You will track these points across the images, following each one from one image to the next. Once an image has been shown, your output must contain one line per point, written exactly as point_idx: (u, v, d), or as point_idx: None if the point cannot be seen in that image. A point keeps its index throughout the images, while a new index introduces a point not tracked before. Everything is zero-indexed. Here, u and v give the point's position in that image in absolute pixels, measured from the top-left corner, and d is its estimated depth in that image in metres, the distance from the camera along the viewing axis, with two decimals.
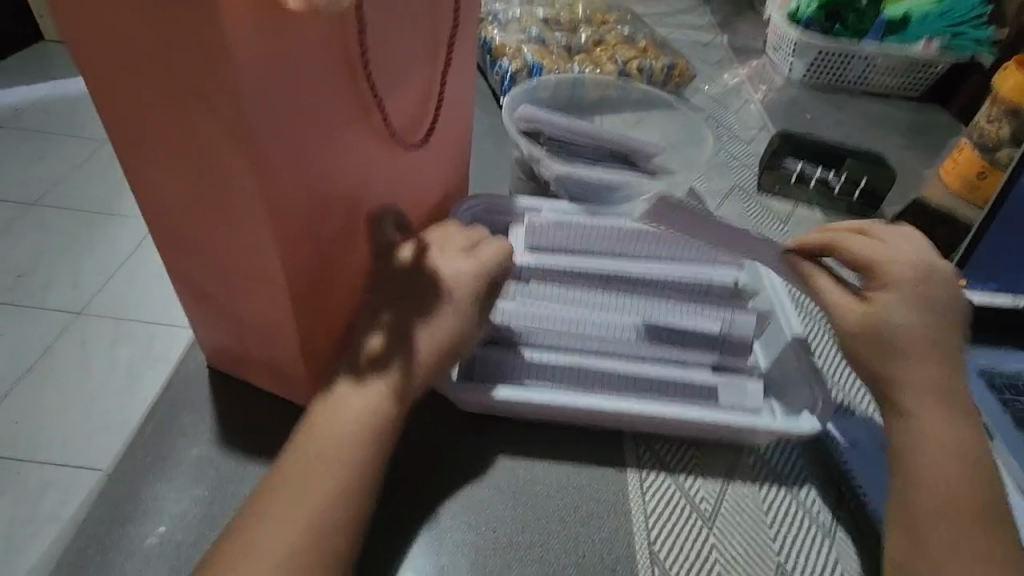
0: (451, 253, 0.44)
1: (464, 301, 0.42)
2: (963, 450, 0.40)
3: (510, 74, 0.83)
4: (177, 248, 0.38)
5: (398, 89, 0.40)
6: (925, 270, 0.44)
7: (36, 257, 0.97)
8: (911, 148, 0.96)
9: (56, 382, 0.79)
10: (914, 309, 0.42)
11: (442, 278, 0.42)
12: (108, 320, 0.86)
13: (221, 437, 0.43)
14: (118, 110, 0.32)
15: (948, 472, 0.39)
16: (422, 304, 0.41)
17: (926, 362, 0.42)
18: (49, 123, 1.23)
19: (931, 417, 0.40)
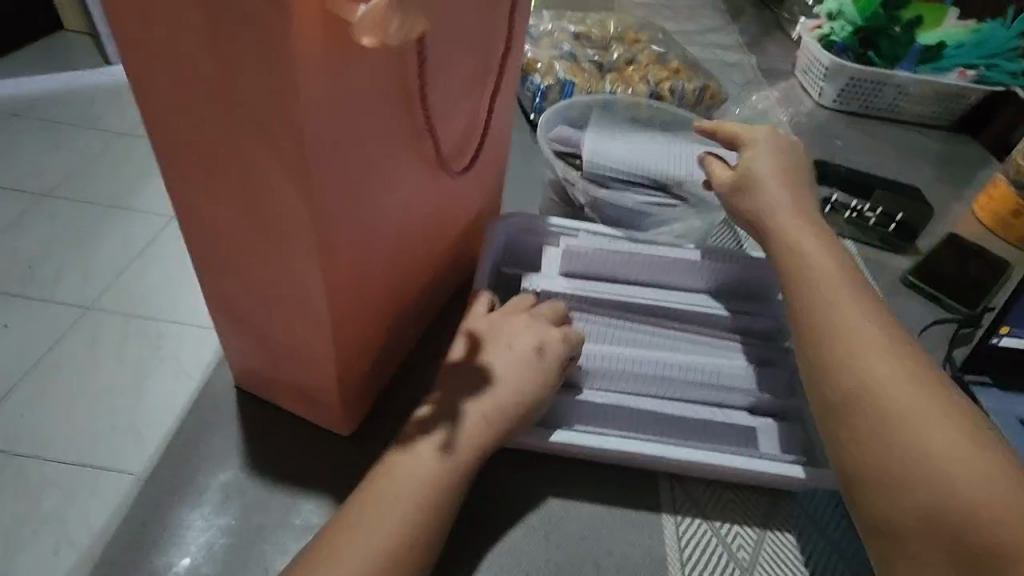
0: (530, 315, 0.45)
1: (540, 352, 0.42)
2: (909, 374, 0.38)
3: (541, 90, 0.82)
4: (217, 270, 0.37)
5: (449, 115, 0.39)
6: (808, 207, 0.50)
7: (50, 250, 0.96)
8: (942, 180, 0.94)
9: (63, 378, 0.77)
10: (800, 237, 0.47)
11: (523, 339, 0.43)
12: (115, 316, 0.84)
13: (249, 461, 0.42)
14: (171, 132, 0.31)
15: (904, 400, 0.37)
16: (505, 364, 0.42)
17: (834, 284, 0.43)
18: (67, 115, 1.22)
19: (874, 358, 0.39)
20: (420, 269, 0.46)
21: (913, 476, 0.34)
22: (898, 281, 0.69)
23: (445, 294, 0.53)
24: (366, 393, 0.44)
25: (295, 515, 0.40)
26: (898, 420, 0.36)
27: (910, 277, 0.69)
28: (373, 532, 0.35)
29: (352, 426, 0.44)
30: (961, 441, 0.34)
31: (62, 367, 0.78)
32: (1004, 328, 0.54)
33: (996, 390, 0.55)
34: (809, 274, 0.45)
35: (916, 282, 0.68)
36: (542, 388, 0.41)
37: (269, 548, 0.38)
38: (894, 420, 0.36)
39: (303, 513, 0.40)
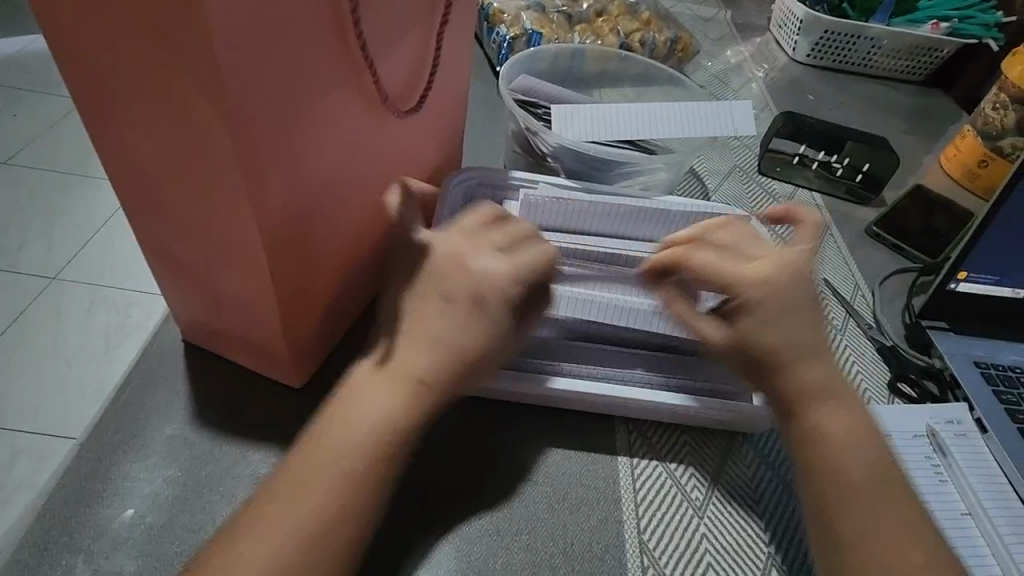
0: (474, 250, 0.40)
1: (478, 304, 0.37)
2: (860, 445, 0.38)
3: (508, 42, 0.80)
4: (148, 216, 0.36)
5: (390, 52, 0.37)
6: (783, 277, 0.41)
7: (6, 217, 0.93)
8: (913, 134, 0.94)
9: (28, 348, 0.76)
10: (779, 323, 0.40)
11: (465, 279, 0.38)
12: (81, 286, 0.83)
13: (198, 414, 0.41)
14: (78, 62, 0.29)
15: (852, 475, 0.37)
16: (443, 317, 0.37)
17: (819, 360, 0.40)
18: (18, 78, 1.17)
19: (837, 422, 0.39)
20: (371, 219, 0.44)
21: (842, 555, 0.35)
22: (862, 231, 0.69)
23: None
24: (318, 343, 0.44)
25: (245, 466, 0.39)
26: (842, 491, 0.37)
27: (873, 228, 0.69)
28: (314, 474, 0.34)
29: (304, 378, 0.43)
30: (893, 536, 0.35)
31: (28, 337, 0.77)
32: (960, 273, 0.55)
33: (951, 335, 0.56)
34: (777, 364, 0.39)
35: (879, 233, 0.69)
36: (489, 342, 0.38)
37: (217, 500, 0.38)
38: (839, 499, 0.36)
39: (253, 464, 0.40)
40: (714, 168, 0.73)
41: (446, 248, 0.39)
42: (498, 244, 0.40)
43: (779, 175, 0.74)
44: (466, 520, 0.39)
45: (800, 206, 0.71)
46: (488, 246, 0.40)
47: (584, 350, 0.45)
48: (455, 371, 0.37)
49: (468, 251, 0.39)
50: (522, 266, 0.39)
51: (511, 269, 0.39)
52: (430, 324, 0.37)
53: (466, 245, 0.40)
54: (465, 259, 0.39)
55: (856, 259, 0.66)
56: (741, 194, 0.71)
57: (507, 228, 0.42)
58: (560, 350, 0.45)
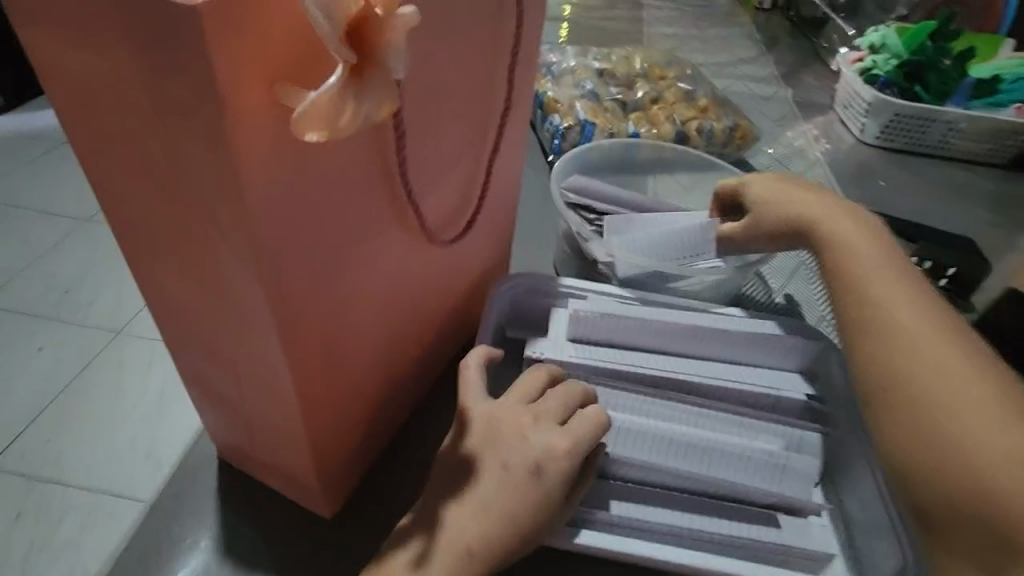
0: (536, 421, 0.37)
1: (537, 476, 0.35)
2: (918, 329, 0.38)
3: (561, 131, 0.79)
4: (185, 349, 0.35)
5: (436, 184, 0.36)
6: (792, 187, 0.50)
7: (80, 276, 0.95)
8: (999, 224, 0.87)
9: (82, 405, 0.76)
10: (793, 201, 0.49)
11: (525, 450, 0.36)
12: (142, 340, 0.84)
13: (222, 546, 0.39)
14: (123, 216, 0.29)
15: (906, 323, 0.38)
16: (498, 486, 0.35)
17: (847, 240, 0.44)
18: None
19: (895, 307, 0.39)
20: (411, 339, 0.43)
21: (927, 439, 0.34)
22: None
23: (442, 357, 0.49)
24: (350, 472, 0.41)
25: None
26: (909, 379, 0.36)
27: None
28: None
29: (334, 506, 0.41)
30: (969, 400, 0.34)
31: (82, 394, 0.77)
32: None
33: None
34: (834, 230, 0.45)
35: None
36: (544, 517, 0.35)
37: None
38: (912, 374, 0.36)
39: None
40: (777, 267, 0.69)
41: (506, 417, 0.37)
42: (556, 415, 0.38)
43: None
44: None
45: None
46: (548, 417, 0.37)
47: (642, 494, 0.41)
48: (491, 527, 0.34)
49: (528, 422, 0.37)
50: (579, 437, 0.36)
51: (570, 442, 0.36)
52: (481, 492, 0.35)
53: (528, 415, 0.37)
54: (526, 430, 0.37)
55: None
56: (809, 296, 0.66)
57: (563, 390, 0.39)
58: (614, 491, 0.41)
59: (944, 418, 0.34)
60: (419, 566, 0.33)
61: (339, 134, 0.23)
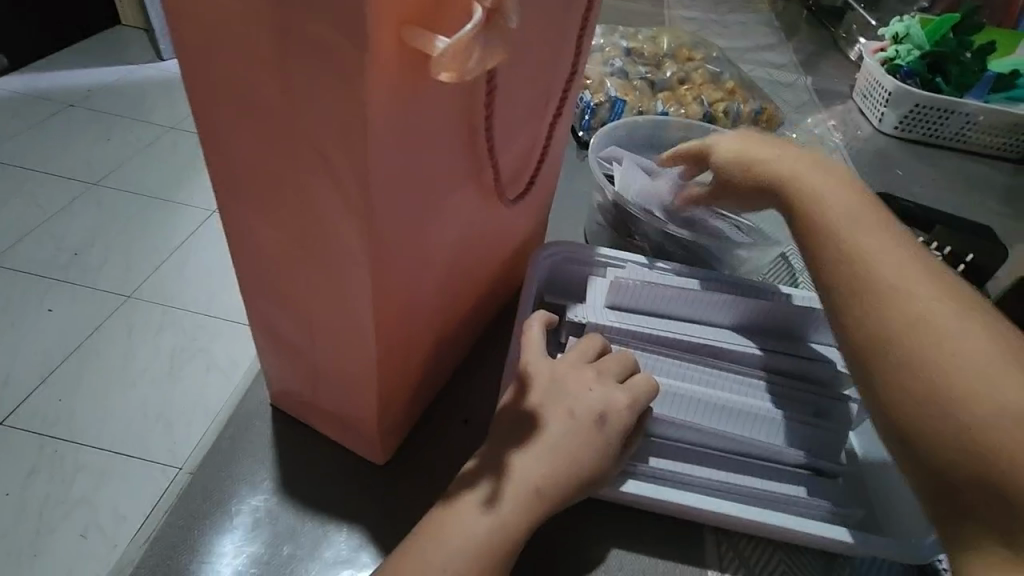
0: (598, 376, 0.40)
1: (602, 424, 0.38)
2: (907, 275, 0.35)
3: (591, 108, 0.80)
4: (262, 291, 0.37)
5: (509, 147, 0.38)
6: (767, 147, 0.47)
7: (91, 237, 0.95)
8: (1011, 216, 0.89)
9: (94, 362, 0.77)
10: (766, 158, 0.46)
11: (588, 402, 0.38)
12: (153, 306, 0.84)
13: (283, 486, 0.41)
14: (230, 158, 0.31)
15: (870, 234, 0.38)
16: (565, 431, 0.37)
17: (822, 185, 0.42)
18: (112, 102, 1.22)
19: (882, 254, 0.36)
20: (464, 299, 0.44)
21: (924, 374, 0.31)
22: None
23: (484, 319, 0.51)
24: (404, 421, 0.43)
25: (327, 548, 0.38)
26: (902, 312, 0.33)
27: None
28: (394, 559, 0.33)
29: (388, 455, 0.42)
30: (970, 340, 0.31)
31: (96, 352, 0.78)
32: None
33: None
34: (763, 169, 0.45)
35: None
36: (606, 464, 0.37)
37: None
38: (906, 317, 0.33)
39: (336, 545, 0.39)
40: None
41: (572, 372, 0.40)
42: (616, 373, 0.40)
43: None
44: None
45: None
46: (610, 374, 0.40)
47: (683, 453, 0.43)
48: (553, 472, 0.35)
49: (593, 377, 0.40)
50: (637, 394, 0.40)
51: (630, 396, 0.39)
52: (549, 440, 0.36)
53: (590, 371, 0.40)
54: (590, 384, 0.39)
55: None
56: None
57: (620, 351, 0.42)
58: (658, 448, 0.43)
59: (950, 355, 0.30)
60: (486, 503, 0.34)
61: (465, 74, 0.25)
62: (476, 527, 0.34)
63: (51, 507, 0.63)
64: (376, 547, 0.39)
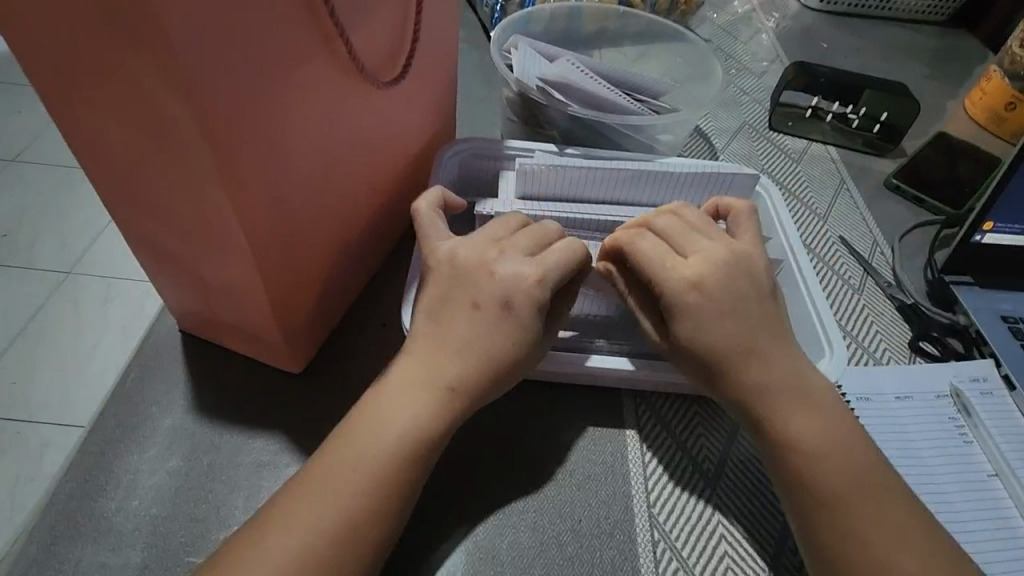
0: (501, 253, 0.39)
1: (508, 310, 0.37)
2: (836, 457, 0.34)
3: (501, 5, 0.76)
4: (129, 206, 0.35)
5: (366, 19, 0.35)
6: (723, 268, 0.38)
7: (17, 216, 0.94)
8: (935, 76, 0.89)
9: (45, 345, 0.77)
10: (720, 323, 0.37)
11: (492, 286, 0.38)
12: (96, 280, 0.84)
13: (198, 405, 0.41)
14: (34, 53, 0.28)
15: (788, 409, 0.36)
16: (473, 323, 0.37)
17: (767, 367, 0.37)
18: (16, 76, 1.16)
19: (813, 433, 0.35)
20: (359, 202, 0.43)
21: (843, 551, 0.32)
22: (880, 185, 0.66)
23: (395, 224, 0.50)
24: (313, 328, 0.43)
25: (247, 454, 0.39)
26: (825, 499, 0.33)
27: (893, 181, 0.66)
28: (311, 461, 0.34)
29: (302, 362, 0.42)
30: (884, 530, 0.32)
31: (46, 331, 0.79)
32: (986, 224, 0.52)
33: (977, 289, 0.53)
34: (687, 302, 0.37)
35: (898, 185, 0.65)
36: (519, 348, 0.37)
37: (219, 488, 0.37)
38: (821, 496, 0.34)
39: (256, 451, 0.39)
40: (722, 127, 0.71)
41: (473, 257, 0.39)
42: (525, 248, 0.39)
43: (790, 130, 0.71)
44: (469, 502, 0.38)
45: (814, 160, 0.68)
46: (516, 251, 0.39)
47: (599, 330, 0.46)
48: None
49: (495, 256, 0.39)
50: (549, 268, 0.39)
51: (539, 272, 0.38)
52: (457, 330, 0.37)
53: (493, 249, 0.39)
54: (491, 264, 0.39)
55: (875, 214, 0.63)
56: (749, 151, 0.68)
57: (531, 229, 0.41)
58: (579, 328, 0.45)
59: (873, 561, 0.32)
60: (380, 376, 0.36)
61: None
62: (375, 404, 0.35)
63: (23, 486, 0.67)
64: (296, 450, 0.39)
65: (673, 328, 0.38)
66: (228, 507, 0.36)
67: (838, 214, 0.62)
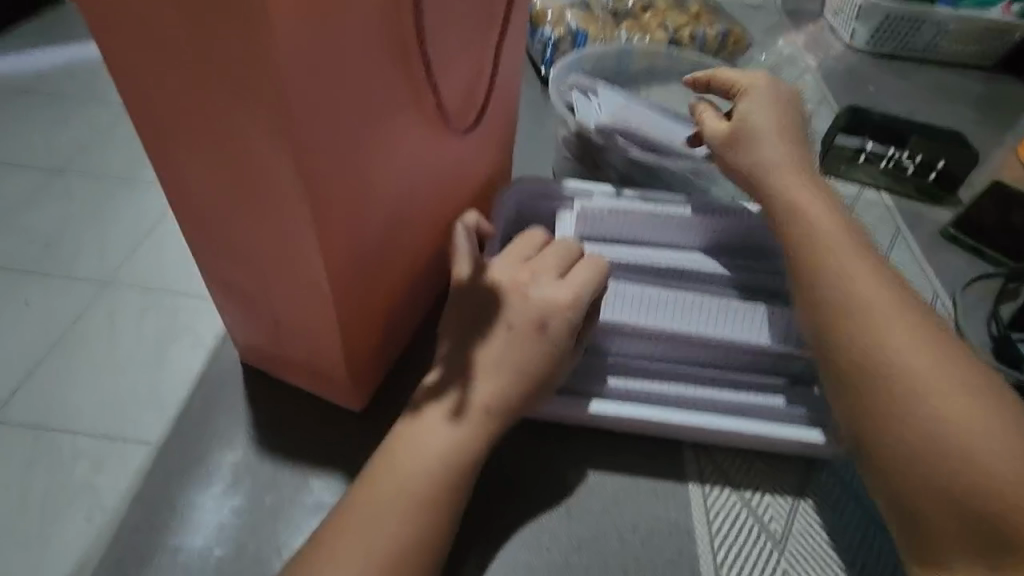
0: (533, 278, 0.40)
1: (543, 331, 0.38)
2: (939, 375, 0.36)
3: (553, 43, 0.77)
4: (211, 245, 0.35)
5: (450, 68, 0.36)
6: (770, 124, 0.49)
7: (62, 228, 0.96)
8: (985, 121, 0.88)
9: (83, 357, 0.78)
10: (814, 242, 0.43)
11: (527, 308, 0.39)
12: (134, 293, 0.85)
13: (259, 440, 0.40)
14: (144, 99, 0.29)
15: (860, 292, 0.40)
16: (509, 346, 0.38)
17: (868, 290, 0.40)
18: (64, 88, 1.19)
19: (912, 348, 0.37)
20: (425, 242, 0.43)
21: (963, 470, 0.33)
22: (937, 234, 0.65)
23: None
24: (375, 366, 0.42)
25: (308, 494, 0.38)
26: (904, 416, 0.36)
27: (951, 231, 0.64)
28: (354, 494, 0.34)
29: (363, 400, 0.42)
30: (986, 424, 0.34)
31: (85, 343, 0.80)
32: None
33: None
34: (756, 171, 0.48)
35: (956, 236, 0.64)
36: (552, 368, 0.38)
37: (282, 529, 0.37)
38: (919, 414, 0.35)
39: (316, 492, 0.39)
40: None
41: (507, 280, 0.40)
42: (552, 270, 0.40)
43: (844, 175, 0.70)
44: (534, 556, 0.37)
45: (867, 207, 0.67)
46: (545, 274, 0.40)
47: (633, 368, 0.43)
48: None
49: (528, 280, 0.40)
50: (580, 288, 0.39)
51: (571, 294, 0.39)
52: (494, 353, 0.37)
53: (524, 273, 0.40)
54: (525, 288, 0.40)
55: (932, 264, 0.62)
56: None
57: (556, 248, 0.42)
58: (611, 367, 0.43)
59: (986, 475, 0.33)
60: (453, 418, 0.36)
61: None
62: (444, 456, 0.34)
63: (54, 499, 0.67)
64: None
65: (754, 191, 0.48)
66: (291, 550, 0.36)
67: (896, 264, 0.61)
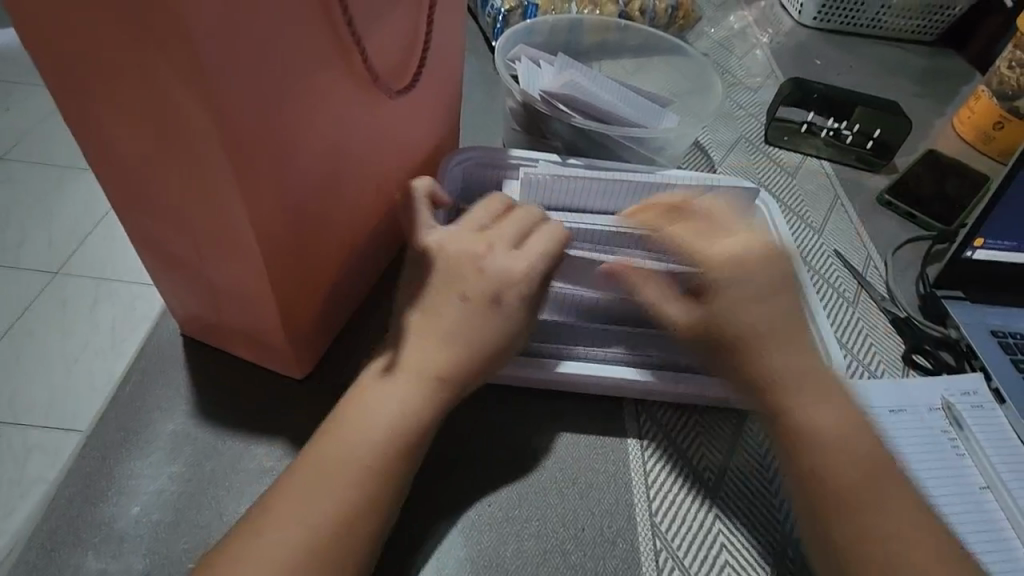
0: (489, 249, 0.39)
1: (497, 305, 0.37)
2: (855, 439, 0.35)
3: (503, 15, 0.77)
4: (140, 209, 0.35)
5: (380, 28, 0.35)
6: (757, 256, 0.39)
7: (6, 214, 0.92)
8: (926, 94, 0.91)
9: (33, 345, 0.76)
10: (741, 304, 0.37)
11: (482, 282, 0.38)
12: (86, 279, 0.83)
13: (199, 410, 0.40)
14: (51, 56, 0.28)
15: (787, 374, 0.36)
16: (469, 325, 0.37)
17: (788, 356, 0.37)
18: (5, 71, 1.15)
19: (832, 435, 0.35)
20: (366, 209, 0.43)
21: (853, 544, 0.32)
22: (874, 200, 0.68)
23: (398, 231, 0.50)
24: (317, 334, 0.43)
25: (250, 460, 0.39)
26: (826, 478, 0.34)
27: (887, 196, 0.67)
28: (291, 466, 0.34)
29: (306, 368, 0.42)
30: (892, 517, 0.33)
31: (34, 331, 0.78)
32: (977, 240, 0.53)
33: (969, 305, 0.54)
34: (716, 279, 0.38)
35: (892, 201, 0.67)
36: (504, 342, 0.38)
37: (222, 494, 0.37)
38: (824, 476, 0.34)
39: (258, 458, 0.39)
40: (719, 140, 0.72)
41: (464, 249, 0.39)
42: (509, 241, 0.40)
43: (787, 145, 0.72)
44: (473, 508, 0.38)
45: (809, 175, 0.69)
46: (502, 244, 0.39)
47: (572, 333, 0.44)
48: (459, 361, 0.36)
49: (483, 252, 0.39)
50: (534, 259, 0.39)
51: (525, 265, 0.39)
52: (442, 323, 0.37)
53: (481, 244, 0.39)
54: (480, 260, 0.39)
55: (868, 228, 0.64)
56: (746, 164, 0.69)
57: (515, 216, 0.41)
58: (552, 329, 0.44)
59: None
60: (385, 373, 0.36)
61: None
62: (379, 416, 0.35)
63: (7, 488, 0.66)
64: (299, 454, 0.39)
65: (704, 304, 0.38)
66: (231, 513, 0.36)
67: (833, 228, 0.63)
